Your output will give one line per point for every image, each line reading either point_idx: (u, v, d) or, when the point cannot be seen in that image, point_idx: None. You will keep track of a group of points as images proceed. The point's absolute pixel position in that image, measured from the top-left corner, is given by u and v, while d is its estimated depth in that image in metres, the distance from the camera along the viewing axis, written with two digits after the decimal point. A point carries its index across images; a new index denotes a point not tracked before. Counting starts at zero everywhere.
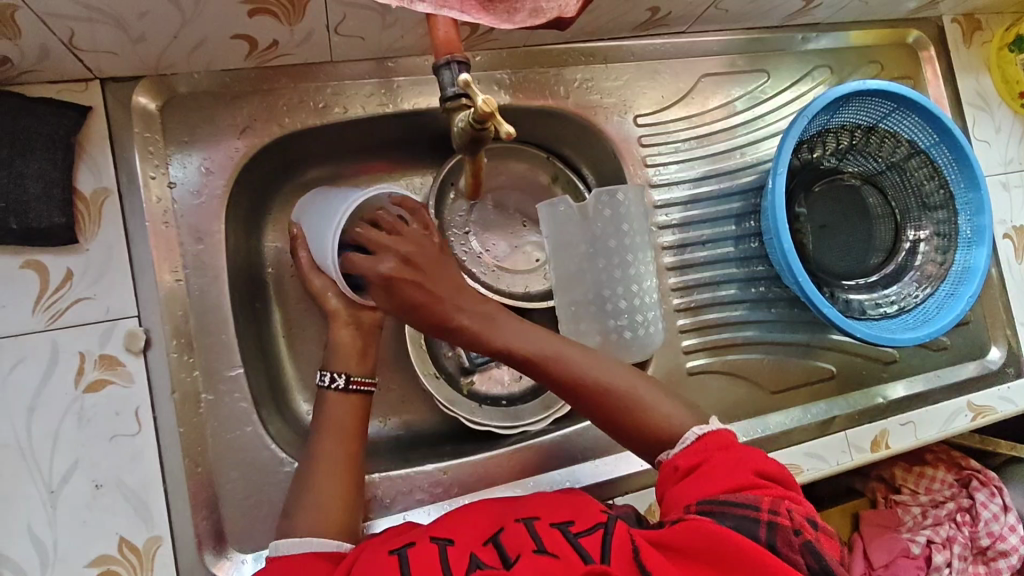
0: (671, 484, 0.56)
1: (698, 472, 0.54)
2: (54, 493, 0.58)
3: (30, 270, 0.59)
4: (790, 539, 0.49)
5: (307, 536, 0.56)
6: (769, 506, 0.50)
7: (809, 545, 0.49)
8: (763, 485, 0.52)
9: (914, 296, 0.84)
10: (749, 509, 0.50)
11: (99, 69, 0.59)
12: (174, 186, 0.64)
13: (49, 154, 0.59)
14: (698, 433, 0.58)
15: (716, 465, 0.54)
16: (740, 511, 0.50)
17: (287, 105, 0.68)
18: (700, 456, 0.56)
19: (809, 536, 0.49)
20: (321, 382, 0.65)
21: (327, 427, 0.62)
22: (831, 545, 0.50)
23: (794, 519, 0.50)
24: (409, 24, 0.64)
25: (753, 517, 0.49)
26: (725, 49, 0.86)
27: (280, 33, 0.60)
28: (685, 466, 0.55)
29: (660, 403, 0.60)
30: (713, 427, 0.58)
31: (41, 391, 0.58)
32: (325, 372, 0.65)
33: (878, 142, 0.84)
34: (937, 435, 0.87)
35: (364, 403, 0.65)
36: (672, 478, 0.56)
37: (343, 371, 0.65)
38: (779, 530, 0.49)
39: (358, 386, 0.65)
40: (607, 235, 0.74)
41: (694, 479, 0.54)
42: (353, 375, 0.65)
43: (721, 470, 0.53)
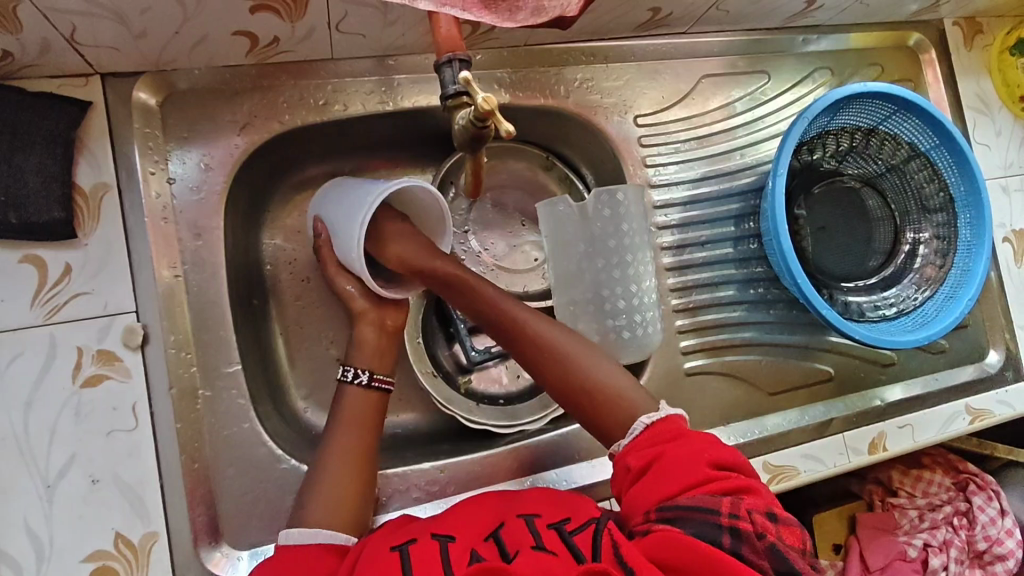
0: (628, 485, 0.56)
1: (649, 471, 0.55)
2: (50, 488, 0.58)
3: (28, 264, 0.58)
4: (754, 543, 0.47)
5: (317, 527, 0.56)
6: (729, 508, 0.49)
7: (773, 548, 0.47)
8: (716, 479, 0.52)
9: (913, 299, 0.84)
10: (707, 514, 0.49)
11: (99, 64, 0.59)
12: (174, 182, 0.64)
13: (48, 149, 0.59)
14: (646, 422, 0.59)
15: (668, 461, 0.54)
16: (697, 517, 0.49)
17: (287, 102, 0.68)
18: (652, 452, 0.56)
19: (774, 537, 0.47)
20: (343, 376, 0.65)
21: (342, 418, 0.63)
22: (795, 539, 0.49)
23: (755, 521, 0.48)
24: (411, 22, 0.64)
25: (712, 521, 0.48)
26: (726, 50, 0.86)
27: (282, 29, 0.60)
28: (637, 465, 0.56)
29: (619, 384, 0.62)
30: (662, 414, 0.59)
31: (38, 386, 0.58)
32: (347, 367, 0.66)
33: (878, 145, 0.84)
34: (935, 438, 0.87)
35: (381, 401, 0.66)
36: (626, 478, 0.57)
37: (365, 368, 0.66)
38: (742, 535, 0.47)
39: (380, 384, 0.66)
40: (606, 235, 0.73)
41: (647, 480, 0.54)
42: (376, 372, 0.66)
43: (670, 467, 0.53)
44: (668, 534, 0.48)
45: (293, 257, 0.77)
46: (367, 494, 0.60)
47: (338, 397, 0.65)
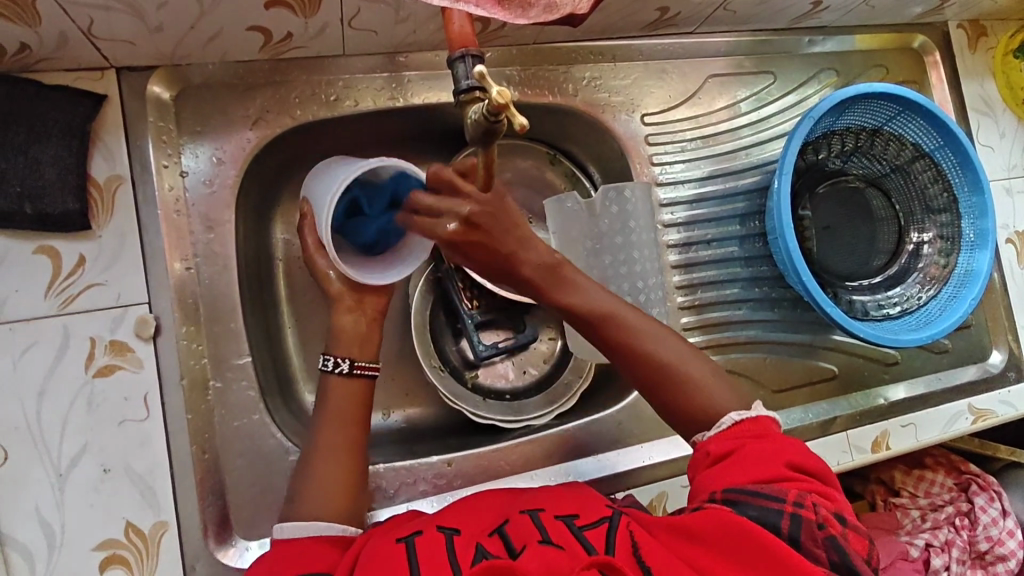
0: (702, 468, 0.57)
1: (728, 459, 0.55)
2: (62, 477, 0.58)
3: (42, 255, 0.59)
4: (814, 533, 0.49)
5: (310, 521, 0.56)
6: (795, 498, 0.51)
7: (831, 541, 0.49)
8: (795, 477, 0.53)
9: (918, 298, 0.84)
10: (775, 501, 0.51)
11: (115, 58, 0.60)
12: (186, 175, 0.65)
13: (64, 141, 0.59)
14: (736, 418, 0.58)
15: (747, 453, 0.55)
16: (765, 502, 0.51)
17: (299, 97, 0.69)
18: (733, 443, 0.56)
19: (834, 531, 0.50)
20: (323, 365, 0.63)
21: (327, 414, 0.61)
22: (860, 544, 0.50)
23: (819, 513, 0.51)
24: (422, 19, 0.65)
25: (777, 508, 0.50)
26: (732, 50, 0.86)
27: (295, 25, 0.61)
28: (717, 452, 0.57)
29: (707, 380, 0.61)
30: (753, 414, 0.58)
31: (51, 376, 0.59)
32: (328, 356, 0.63)
33: (883, 145, 0.84)
34: (937, 437, 0.88)
35: (368, 389, 0.64)
36: (702, 463, 0.57)
37: (347, 356, 0.63)
38: (803, 523, 0.50)
39: (363, 370, 0.63)
40: (613, 231, 0.75)
41: (723, 466, 0.55)
42: (356, 359, 0.63)
43: (752, 458, 0.54)
44: (724, 514, 0.50)
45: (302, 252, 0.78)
46: (360, 485, 0.60)
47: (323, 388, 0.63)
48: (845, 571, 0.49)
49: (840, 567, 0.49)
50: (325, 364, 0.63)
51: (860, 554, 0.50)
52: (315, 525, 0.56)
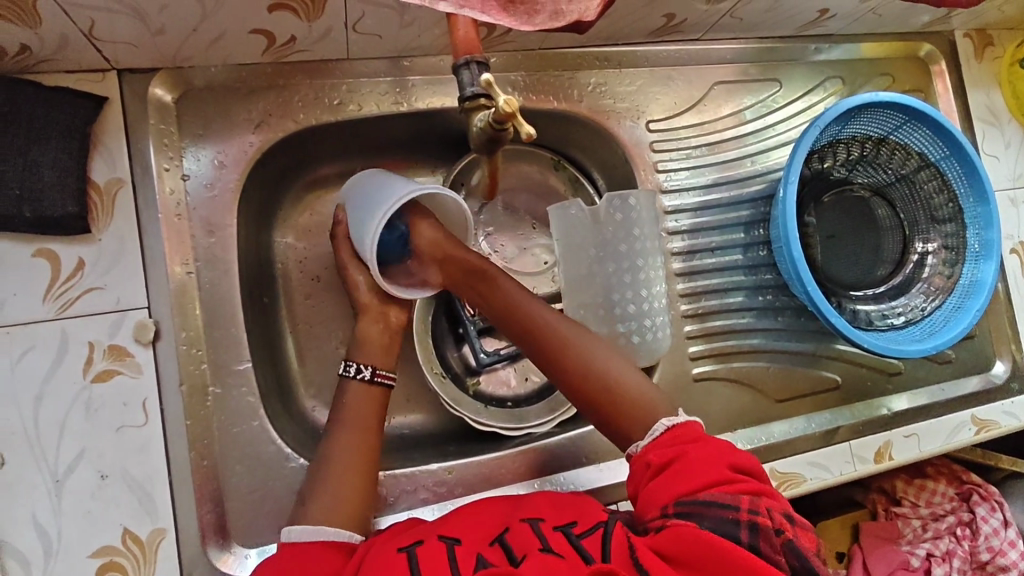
0: (644, 482, 0.56)
1: (670, 469, 0.55)
2: (59, 483, 0.58)
3: (42, 258, 0.58)
4: (773, 539, 0.48)
5: (322, 525, 0.56)
6: (747, 505, 0.50)
7: (790, 545, 0.47)
8: (737, 480, 0.53)
9: (922, 308, 0.84)
10: (728, 510, 0.49)
11: (117, 60, 0.59)
12: (188, 179, 0.64)
13: (64, 143, 0.59)
14: (667, 424, 0.58)
15: (689, 461, 0.54)
16: (718, 513, 0.49)
17: (302, 101, 0.68)
18: (673, 452, 0.56)
19: (791, 535, 0.48)
20: (345, 371, 0.66)
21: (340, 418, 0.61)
22: (811, 541, 0.50)
23: (773, 518, 0.49)
24: (428, 24, 0.64)
25: (731, 517, 0.49)
26: (738, 57, 0.86)
27: (299, 29, 0.60)
28: (658, 462, 0.56)
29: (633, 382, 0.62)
30: (681, 419, 0.59)
31: (49, 380, 0.58)
32: (348, 363, 0.66)
33: (888, 154, 0.84)
34: (941, 448, 0.87)
35: (383, 396, 0.66)
36: (644, 475, 0.56)
37: (368, 363, 0.66)
38: (760, 531, 0.48)
39: (381, 380, 0.66)
40: (617, 239, 0.74)
41: (668, 476, 0.54)
42: (378, 367, 0.66)
43: (696, 466, 0.54)
44: (681, 530, 0.48)
45: (304, 256, 0.77)
46: (371, 489, 0.60)
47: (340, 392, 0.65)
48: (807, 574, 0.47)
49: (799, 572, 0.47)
50: (348, 370, 0.65)
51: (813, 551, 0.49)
52: (325, 530, 0.55)
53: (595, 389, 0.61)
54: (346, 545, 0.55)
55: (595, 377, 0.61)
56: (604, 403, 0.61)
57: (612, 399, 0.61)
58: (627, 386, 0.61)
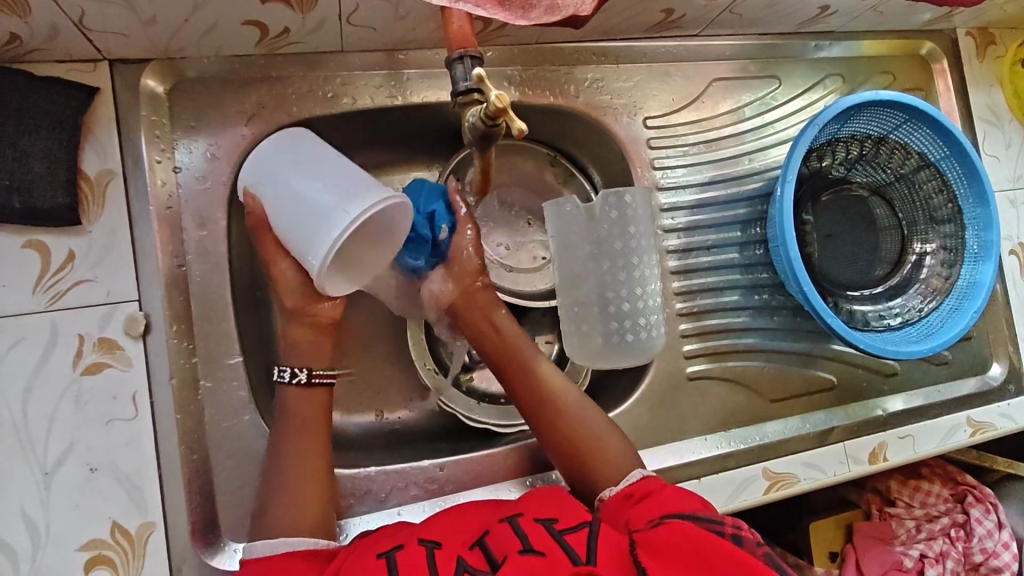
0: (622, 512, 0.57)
1: (650, 497, 0.56)
2: (48, 475, 0.57)
3: (31, 249, 0.58)
4: (756, 548, 0.50)
5: (284, 536, 0.55)
6: (731, 521, 0.52)
7: (771, 555, 0.50)
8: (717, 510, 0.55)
9: (919, 309, 0.84)
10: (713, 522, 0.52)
11: (108, 50, 0.59)
12: (180, 171, 0.64)
13: (54, 134, 0.58)
14: (641, 474, 0.60)
15: (669, 491, 0.57)
16: (707, 526, 0.51)
17: (296, 94, 0.68)
18: (651, 486, 0.58)
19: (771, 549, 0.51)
20: (280, 378, 0.62)
21: (323, 412, 0.61)
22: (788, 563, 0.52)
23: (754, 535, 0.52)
24: (422, 17, 0.64)
25: (720, 529, 0.51)
26: (737, 54, 0.85)
27: (293, 20, 0.60)
28: (639, 492, 0.58)
29: (605, 435, 0.64)
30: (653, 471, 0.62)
31: (37, 373, 0.58)
32: (282, 368, 0.62)
33: (888, 153, 0.83)
34: (936, 450, 0.87)
35: (326, 397, 0.63)
36: (624, 506, 0.57)
37: (303, 366, 0.62)
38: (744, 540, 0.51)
39: (320, 380, 0.62)
40: (612, 237, 0.73)
41: (648, 502, 0.56)
42: (314, 368, 0.62)
43: (678, 494, 0.56)
44: (676, 528, 0.50)
45: None
46: (329, 487, 0.60)
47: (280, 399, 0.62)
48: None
49: None
50: (282, 378, 0.61)
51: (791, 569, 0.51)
52: (286, 541, 0.54)
53: (556, 426, 0.64)
54: (317, 553, 0.55)
55: (559, 415, 0.65)
56: (563, 441, 0.64)
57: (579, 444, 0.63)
58: (585, 426, 0.64)
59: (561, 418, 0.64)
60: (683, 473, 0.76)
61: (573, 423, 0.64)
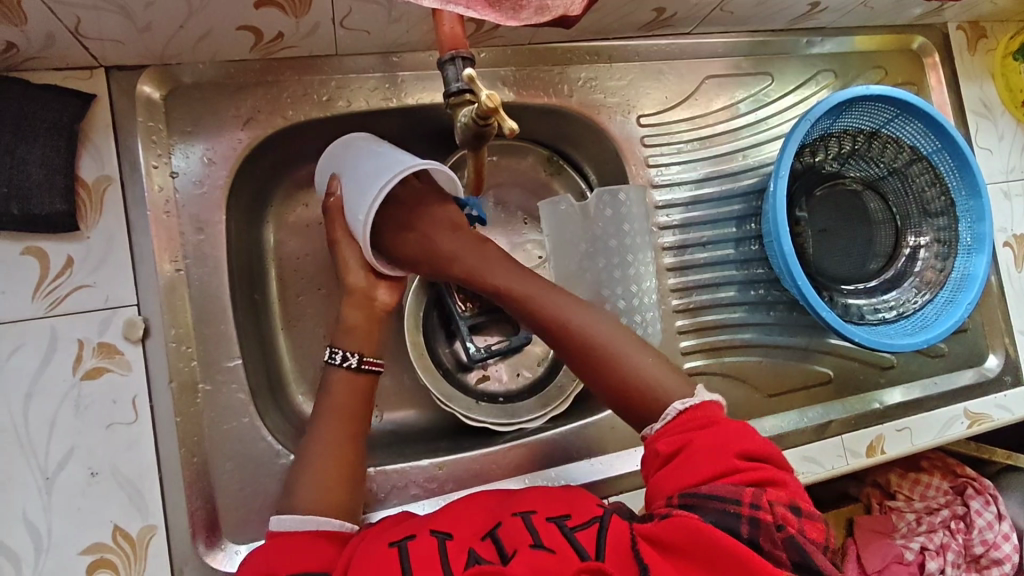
0: (654, 467, 0.57)
1: (681, 455, 0.55)
2: (49, 480, 0.57)
3: (31, 256, 0.59)
4: (773, 536, 0.49)
5: (309, 514, 0.55)
6: (751, 499, 0.50)
7: (791, 541, 0.49)
8: (744, 470, 0.52)
9: (914, 302, 0.84)
10: (732, 503, 0.50)
11: (105, 58, 0.59)
12: (177, 176, 0.64)
13: (52, 141, 0.59)
14: (682, 407, 0.57)
15: (697, 448, 0.54)
16: (721, 509, 0.50)
17: (291, 97, 0.68)
18: (680, 438, 0.55)
19: (792, 530, 0.50)
20: (330, 359, 0.62)
21: (325, 409, 0.61)
22: (813, 532, 0.51)
23: (776, 513, 0.50)
24: (416, 20, 0.64)
25: (736, 512, 0.50)
26: (729, 51, 0.86)
27: (286, 24, 0.61)
28: (666, 450, 0.56)
29: (646, 366, 0.60)
30: (696, 400, 0.58)
31: (38, 378, 0.58)
32: (336, 350, 0.63)
33: (881, 147, 0.84)
34: (933, 441, 0.87)
35: (371, 385, 0.63)
36: (653, 463, 0.56)
37: (355, 350, 0.62)
38: (761, 526, 0.49)
39: (370, 367, 0.62)
40: (607, 235, 0.74)
41: (671, 469, 0.54)
42: (366, 355, 0.62)
43: (705, 456, 0.53)
44: (685, 521, 0.49)
45: (293, 253, 0.78)
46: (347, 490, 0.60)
47: (327, 381, 0.62)
48: (802, 568, 0.49)
49: (797, 566, 0.49)
50: (332, 359, 0.62)
51: (814, 543, 0.50)
52: (315, 519, 0.55)
53: (606, 373, 0.60)
54: (338, 535, 0.55)
55: (608, 362, 0.59)
56: (618, 387, 0.59)
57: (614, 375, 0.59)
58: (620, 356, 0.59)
59: (611, 371, 0.60)
60: None
61: (623, 373, 0.59)
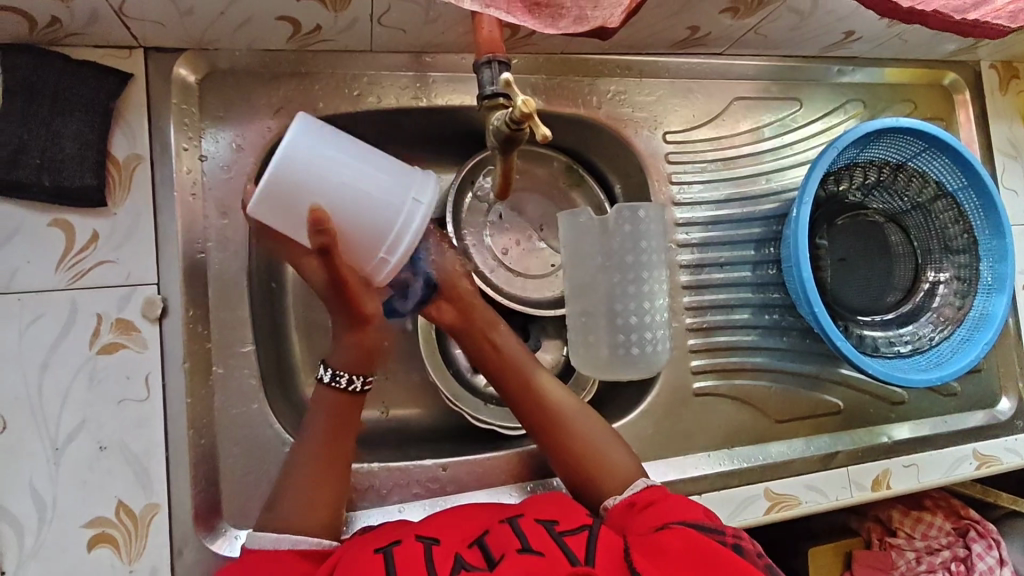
0: (625, 519, 0.58)
1: (656, 504, 0.57)
2: (58, 451, 0.58)
3: (57, 228, 0.59)
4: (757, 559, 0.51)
5: (286, 533, 0.55)
6: (734, 531, 0.53)
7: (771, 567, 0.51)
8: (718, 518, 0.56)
9: (930, 338, 0.83)
10: (717, 529, 0.52)
11: (145, 38, 0.60)
12: (205, 159, 0.65)
13: (87, 116, 0.60)
14: (646, 483, 0.61)
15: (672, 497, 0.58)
16: (710, 530, 0.52)
17: (323, 90, 0.69)
18: (656, 493, 0.59)
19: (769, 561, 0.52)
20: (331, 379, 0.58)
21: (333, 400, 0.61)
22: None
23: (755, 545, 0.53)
24: (453, 21, 0.65)
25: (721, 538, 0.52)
26: (759, 74, 0.86)
27: (325, 18, 0.61)
28: (642, 501, 0.58)
29: (609, 447, 0.64)
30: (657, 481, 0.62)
31: (55, 349, 0.58)
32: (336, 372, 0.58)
33: (905, 181, 0.83)
34: (941, 480, 0.86)
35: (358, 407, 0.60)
36: (627, 514, 0.58)
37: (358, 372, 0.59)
38: (746, 548, 0.51)
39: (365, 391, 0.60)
40: (624, 250, 0.72)
41: (649, 511, 0.56)
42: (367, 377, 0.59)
43: (678, 505, 0.56)
44: (684, 533, 0.51)
45: None
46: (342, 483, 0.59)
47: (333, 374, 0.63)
48: None
49: None
50: (335, 382, 0.58)
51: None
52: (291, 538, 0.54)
53: (562, 438, 0.64)
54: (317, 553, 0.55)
55: (566, 427, 0.64)
56: (581, 456, 0.63)
57: (580, 449, 0.63)
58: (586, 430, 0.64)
59: (564, 433, 0.64)
60: (685, 487, 0.76)
61: (570, 431, 0.64)
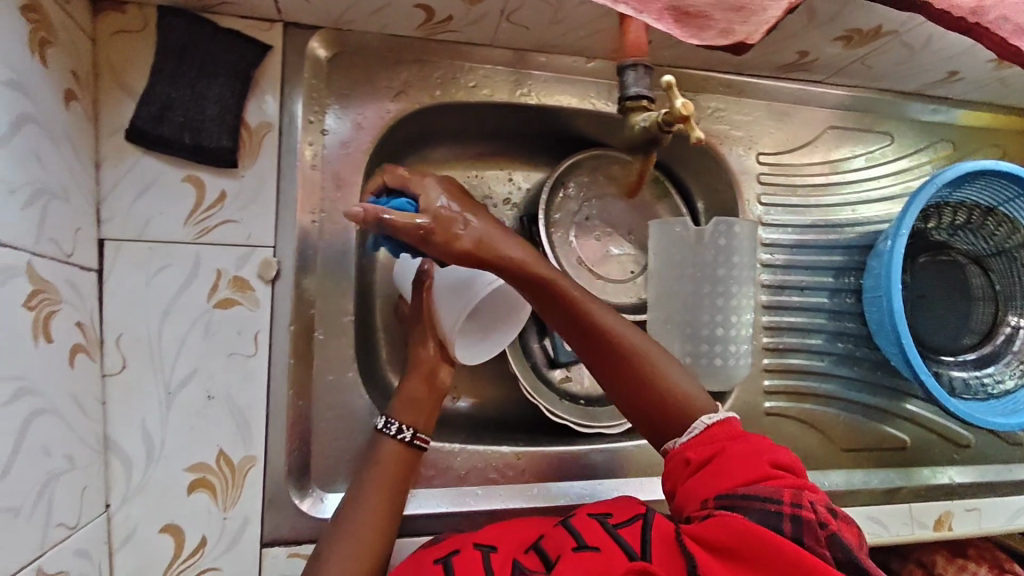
0: (683, 479, 0.56)
1: (715, 462, 0.54)
2: (170, 396, 0.60)
3: (189, 184, 0.62)
4: (817, 532, 0.47)
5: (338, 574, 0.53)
6: (791, 497, 0.49)
7: (834, 538, 0.47)
8: (780, 475, 0.52)
9: (1004, 383, 0.83)
10: (772, 501, 0.49)
11: (288, 13, 0.63)
12: (327, 134, 0.68)
13: (229, 82, 0.63)
14: (712, 420, 0.58)
15: (730, 454, 0.54)
16: (762, 505, 0.49)
17: (441, 79, 0.71)
18: (711, 449, 0.56)
19: (833, 527, 0.47)
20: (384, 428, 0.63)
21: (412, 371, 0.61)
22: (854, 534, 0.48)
23: (817, 511, 0.48)
24: (577, 24, 0.67)
25: (775, 510, 0.48)
26: (855, 105, 0.87)
27: (458, 9, 0.64)
28: (696, 459, 0.56)
29: (677, 383, 0.61)
30: (721, 418, 0.58)
31: (176, 299, 0.61)
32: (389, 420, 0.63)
33: (994, 225, 0.84)
34: (1001, 529, 0.86)
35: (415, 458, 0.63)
36: (683, 473, 0.56)
37: (409, 424, 0.63)
38: (804, 522, 0.47)
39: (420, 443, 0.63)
40: (716, 263, 0.73)
41: (704, 476, 0.54)
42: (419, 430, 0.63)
43: (734, 467, 0.53)
44: (731, 519, 0.48)
45: None
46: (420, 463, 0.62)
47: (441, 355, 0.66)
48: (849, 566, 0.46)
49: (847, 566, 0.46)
50: (386, 429, 0.63)
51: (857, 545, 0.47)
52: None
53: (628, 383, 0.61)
54: None
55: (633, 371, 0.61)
56: (649, 399, 0.61)
57: (647, 390, 0.61)
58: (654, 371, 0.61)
59: (653, 390, 0.61)
60: None
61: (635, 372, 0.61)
